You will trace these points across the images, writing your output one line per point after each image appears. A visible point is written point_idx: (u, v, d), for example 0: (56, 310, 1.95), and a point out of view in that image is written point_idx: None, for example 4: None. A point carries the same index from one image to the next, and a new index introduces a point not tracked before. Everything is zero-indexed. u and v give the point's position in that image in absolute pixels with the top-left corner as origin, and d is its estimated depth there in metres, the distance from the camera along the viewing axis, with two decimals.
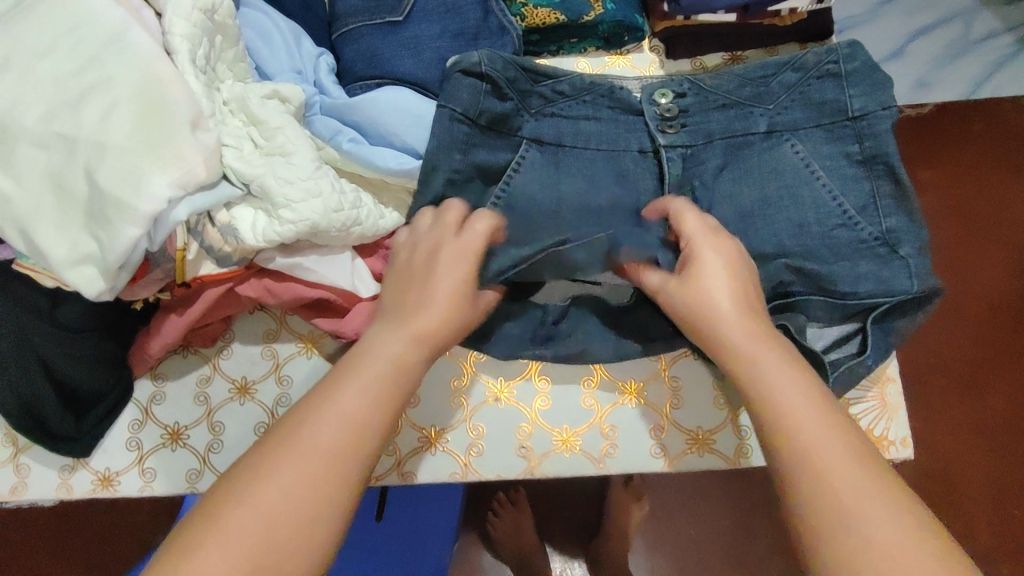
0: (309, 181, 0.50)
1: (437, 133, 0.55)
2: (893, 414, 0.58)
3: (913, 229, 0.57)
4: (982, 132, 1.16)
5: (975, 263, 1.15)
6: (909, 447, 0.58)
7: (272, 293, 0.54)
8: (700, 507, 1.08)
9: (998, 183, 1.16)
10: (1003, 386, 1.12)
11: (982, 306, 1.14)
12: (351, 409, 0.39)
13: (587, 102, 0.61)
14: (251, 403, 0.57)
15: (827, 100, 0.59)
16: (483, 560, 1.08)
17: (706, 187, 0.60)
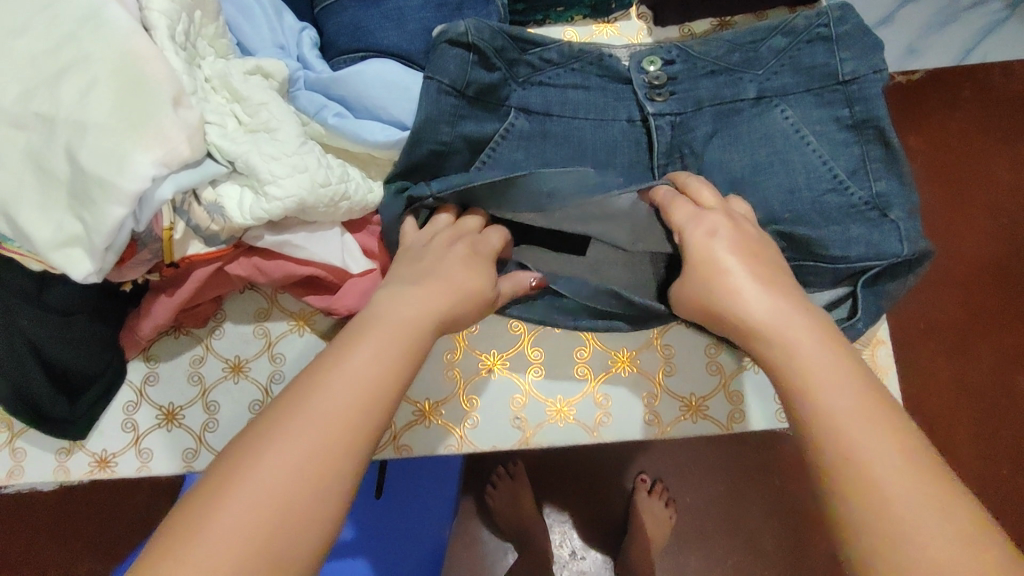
0: (295, 157, 0.50)
1: (425, 104, 0.53)
2: (885, 375, 0.59)
3: (903, 192, 0.57)
4: (970, 97, 1.15)
5: (963, 228, 1.15)
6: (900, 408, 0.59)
7: (262, 271, 0.54)
8: (694, 474, 1.10)
9: (985, 149, 1.16)
10: (991, 348, 1.13)
11: (971, 269, 1.14)
12: (370, 376, 0.37)
13: (576, 70, 0.60)
14: (245, 381, 0.57)
15: (816, 64, 0.58)
16: (482, 532, 1.10)
17: (695, 154, 0.60)
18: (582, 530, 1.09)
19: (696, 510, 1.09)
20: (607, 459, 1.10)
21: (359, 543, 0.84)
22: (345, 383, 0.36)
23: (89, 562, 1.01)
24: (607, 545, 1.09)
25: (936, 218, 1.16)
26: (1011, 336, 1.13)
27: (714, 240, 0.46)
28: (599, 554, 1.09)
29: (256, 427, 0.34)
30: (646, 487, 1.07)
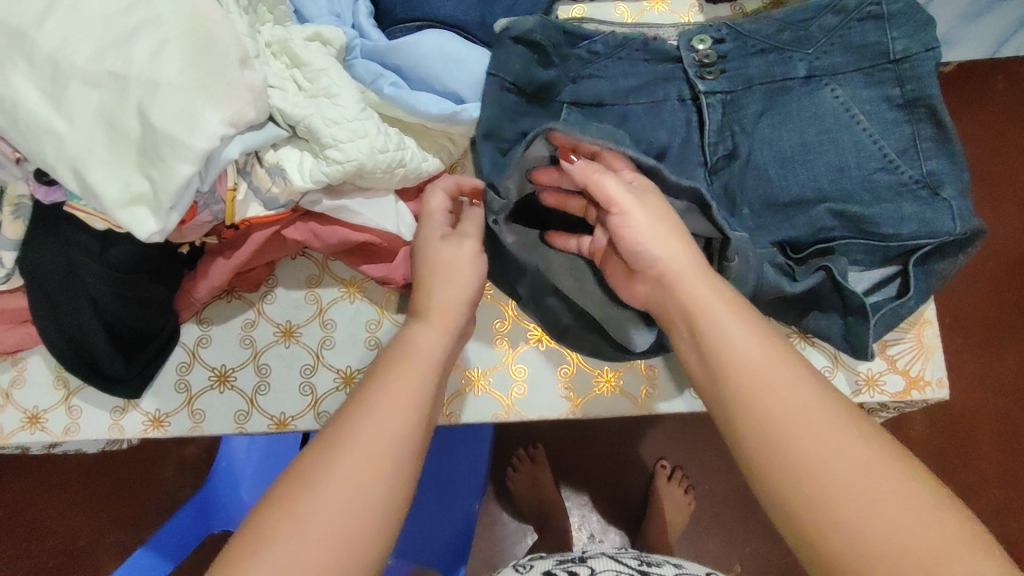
0: (356, 122, 0.50)
1: (490, 101, 0.56)
2: (930, 355, 0.59)
3: (955, 171, 0.57)
4: (1005, 90, 1.16)
5: (993, 221, 1.15)
6: (944, 387, 0.59)
7: (318, 237, 0.54)
8: (714, 463, 1.11)
9: (1013, 141, 1.16)
10: (1016, 341, 1.13)
11: (1001, 264, 1.14)
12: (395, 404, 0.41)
13: (622, 58, 0.60)
14: (297, 345, 0.58)
15: (867, 43, 0.58)
16: (501, 515, 1.11)
17: (745, 132, 0.60)
18: (601, 513, 1.10)
19: (716, 499, 1.09)
20: (628, 444, 1.11)
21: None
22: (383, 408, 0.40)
23: (117, 531, 1.03)
24: (625, 528, 1.10)
25: None
26: None
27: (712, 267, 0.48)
28: (617, 535, 1.09)
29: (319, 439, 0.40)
30: (665, 473, 1.07)
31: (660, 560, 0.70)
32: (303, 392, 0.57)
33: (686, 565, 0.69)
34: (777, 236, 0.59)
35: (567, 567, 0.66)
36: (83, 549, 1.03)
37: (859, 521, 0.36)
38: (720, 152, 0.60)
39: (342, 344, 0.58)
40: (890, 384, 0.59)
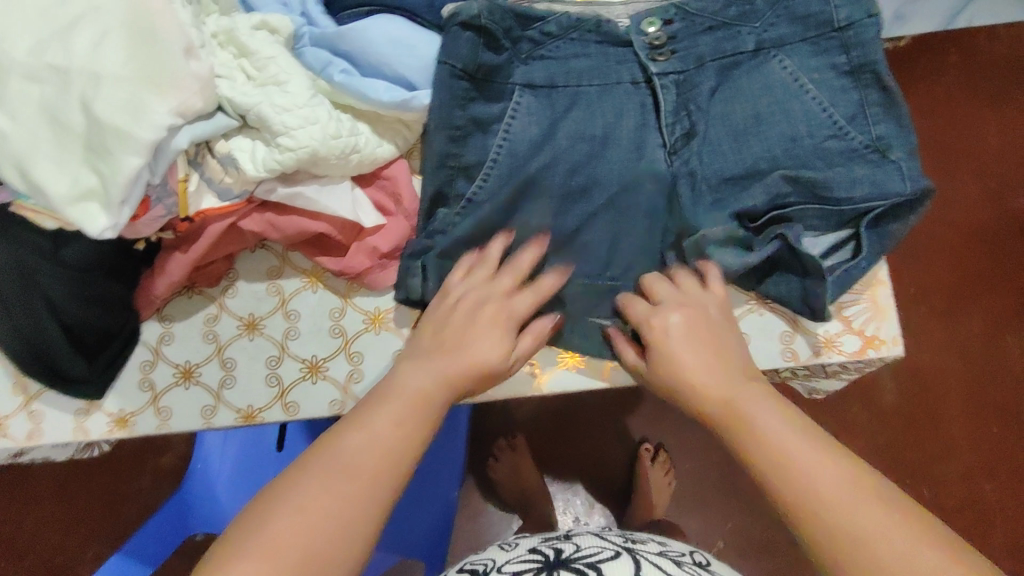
0: (306, 108, 0.50)
1: (438, 91, 0.53)
2: (884, 315, 0.60)
3: (903, 134, 0.58)
4: (957, 62, 1.21)
5: (950, 193, 1.20)
6: (900, 345, 0.60)
7: (276, 227, 0.53)
8: (699, 441, 1.11)
9: (968, 109, 1.21)
10: (978, 309, 1.17)
11: (956, 233, 1.19)
12: (384, 435, 0.42)
13: (575, 40, 0.59)
14: (260, 338, 0.57)
15: (811, 13, 0.59)
16: (484, 505, 1.11)
17: (701, 110, 0.59)
18: (585, 496, 1.11)
19: (697, 479, 1.10)
20: (608, 427, 1.12)
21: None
22: (368, 446, 0.41)
23: (95, 544, 1.02)
24: (609, 510, 1.11)
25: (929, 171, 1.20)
26: (994, 296, 1.18)
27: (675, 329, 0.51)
28: (601, 517, 1.10)
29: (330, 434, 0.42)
30: (650, 455, 1.07)
31: (635, 537, 0.69)
32: (270, 383, 0.56)
33: (660, 540, 0.70)
34: (736, 210, 0.58)
35: (548, 545, 0.64)
36: (61, 566, 1.01)
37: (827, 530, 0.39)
38: (678, 132, 0.59)
39: (306, 334, 0.57)
40: (847, 344, 0.60)
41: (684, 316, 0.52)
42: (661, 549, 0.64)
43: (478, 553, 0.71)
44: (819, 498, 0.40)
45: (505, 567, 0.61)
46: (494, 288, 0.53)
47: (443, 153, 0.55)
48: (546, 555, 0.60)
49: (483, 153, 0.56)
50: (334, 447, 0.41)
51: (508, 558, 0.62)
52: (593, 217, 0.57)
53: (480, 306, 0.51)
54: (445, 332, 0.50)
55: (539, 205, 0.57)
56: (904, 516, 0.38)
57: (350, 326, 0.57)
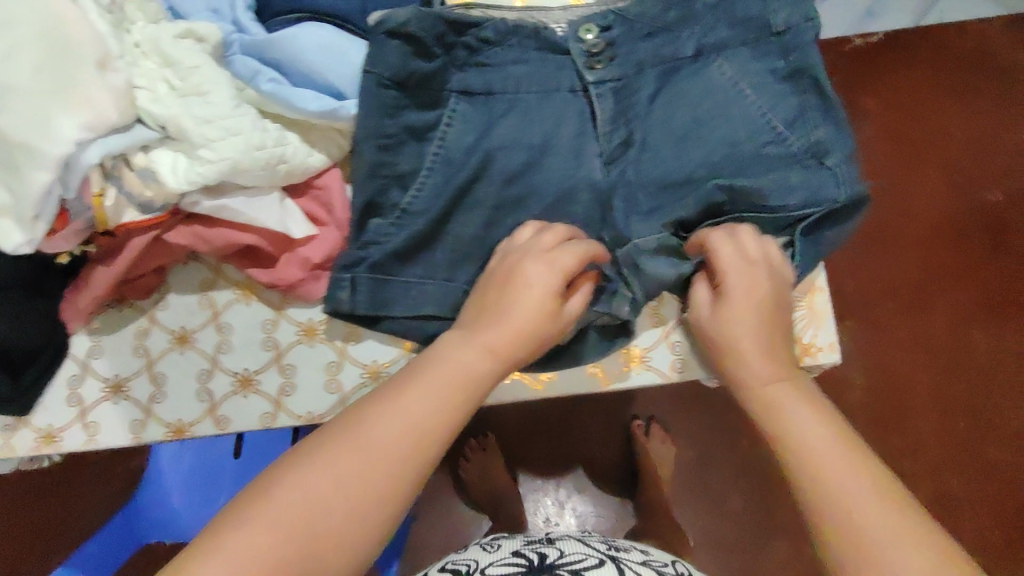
0: (228, 119, 0.49)
1: (365, 102, 0.52)
2: (821, 321, 0.60)
3: (841, 138, 0.58)
4: (925, 58, 1.24)
5: (917, 187, 1.22)
6: (836, 353, 0.60)
7: (203, 240, 0.52)
8: (671, 419, 1.20)
9: (929, 105, 1.24)
10: (943, 303, 1.19)
11: (923, 228, 1.21)
12: (419, 417, 0.42)
13: (514, 45, 0.57)
14: (192, 351, 0.56)
15: (751, 17, 0.58)
16: (455, 505, 1.11)
17: (640, 117, 0.58)
18: None
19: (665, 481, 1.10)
20: (579, 421, 1.17)
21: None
22: (402, 431, 0.41)
23: None
24: None
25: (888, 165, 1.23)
26: (959, 291, 1.19)
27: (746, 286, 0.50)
28: None
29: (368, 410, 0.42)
30: (642, 430, 1.15)
31: (615, 543, 0.70)
32: (200, 398, 0.55)
33: (641, 548, 0.70)
34: (672, 219, 0.57)
35: (531, 550, 0.65)
36: None
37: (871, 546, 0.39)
38: (615, 140, 0.57)
39: (239, 347, 0.56)
40: None
41: (767, 280, 0.51)
42: (642, 558, 0.65)
43: (458, 552, 0.72)
44: (837, 503, 0.41)
45: (488, 569, 0.61)
46: (538, 246, 0.50)
47: (373, 162, 0.53)
48: (529, 559, 0.61)
49: (418, 162, 0.55)
50: (368, 429, 0.41)
51: (491, 560, 0.63)
52: (528, 225, 0.57)
53: (521, 264, 0.49)
54: (494, 299, 0.49)
55: (474, 215, 0.56)
56: (915, 537, 0.39)
57: (282, 338, 0.56)
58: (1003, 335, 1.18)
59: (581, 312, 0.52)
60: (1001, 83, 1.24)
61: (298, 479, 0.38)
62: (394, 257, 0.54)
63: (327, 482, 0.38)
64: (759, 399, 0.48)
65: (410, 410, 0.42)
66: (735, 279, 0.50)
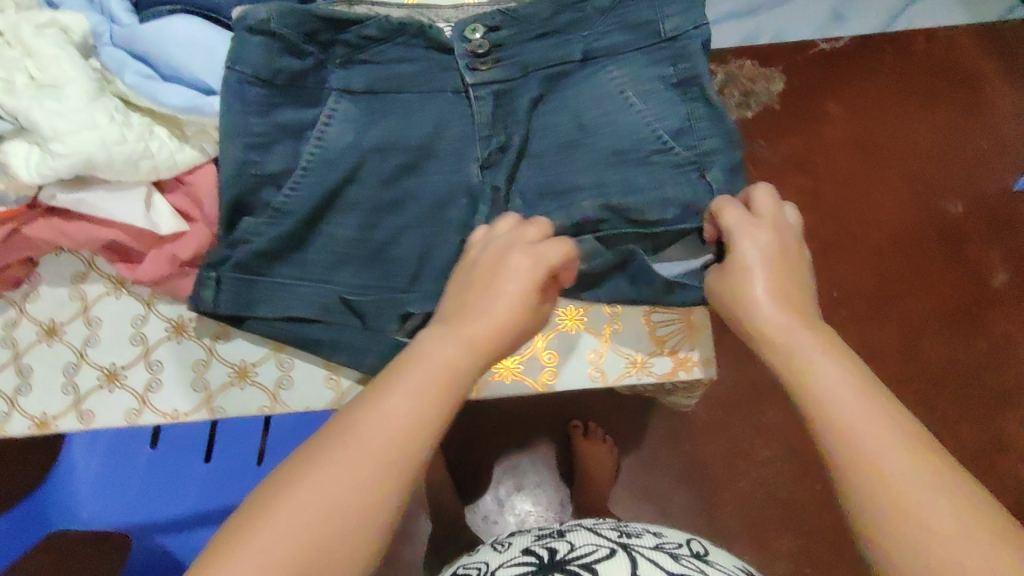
0: (82, 114, 0.48)
1: (228, 100, 0.50)
2: (700, 334, 0.58)
3: (729, 150, 0.56)
4: (890, 63, 1.19)
5: (876, 194, 1.17)
6: (714, 367, 0.58)
7: (65, 233, 0.52)
8: (626, 428, 1.15)
9: (897, 113, 1.19)
10: (897, 312, 1.15)
11: (879, 236, 1.17)
12: (405, 415, 0.38)
13: (400, 44, 0.55)
14: (60, 344, 0.56)
15: (642, 21, 0.56)
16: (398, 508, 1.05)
17: (521, 120, 0.57)
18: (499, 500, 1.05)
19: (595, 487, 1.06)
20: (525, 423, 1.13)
21: (217, 509, 0.85)
22: (383, 430, 0.37)
23: None
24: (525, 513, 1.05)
25: (851, 173, 1.18)
26: (915, 298, 1.15)
27: (759, 243, 0.48)
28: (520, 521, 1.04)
29: (354, 408, 0.39)
30: (580, 431, 1.09)
31: (627, 528, 0.59)
32: (66, 391, 0.55)
33: (655, 533, 0.59)
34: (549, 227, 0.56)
35: (541, 546, 0.54)
36: None
37: (918, 518, 0.34)
38: (494, 145, 0.56)
39: (107, 341, 0.56)
40: (658, 366, 0.57)
41: (773, 229, 0.49)
42: (656, 542, 0.54)
43: (473, 553, 0.63)
44: (853, 440, 0.37)
45: (498, 572, 0.52)
46: (522, 239, 0.48)
47: (239, 159, 0.51)
48: (540, 557, 0.51)
49: (291, 161, 0.53)
50: (349, 432, 0.37)
51: (503, 563, 0.54)
52: (405, 229, 0.55)
53: (506, 256, 0.47)
54: (474, 289, 0.46)
55: (348, 216, 0.55)
56: (934, 475, 0.36)
57: (150, 334, 0.56)
58: (948, 345, 1.14)
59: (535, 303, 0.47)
60: (961, 89, 1.20)
61: (280, 499, 0.35)
62: (265, 258, 0.53)
63: (316, 491, 0.35)
64: (773, 342, 0.44)
65: (389, 407, 0.38)
66: (753, 231, 0.49)
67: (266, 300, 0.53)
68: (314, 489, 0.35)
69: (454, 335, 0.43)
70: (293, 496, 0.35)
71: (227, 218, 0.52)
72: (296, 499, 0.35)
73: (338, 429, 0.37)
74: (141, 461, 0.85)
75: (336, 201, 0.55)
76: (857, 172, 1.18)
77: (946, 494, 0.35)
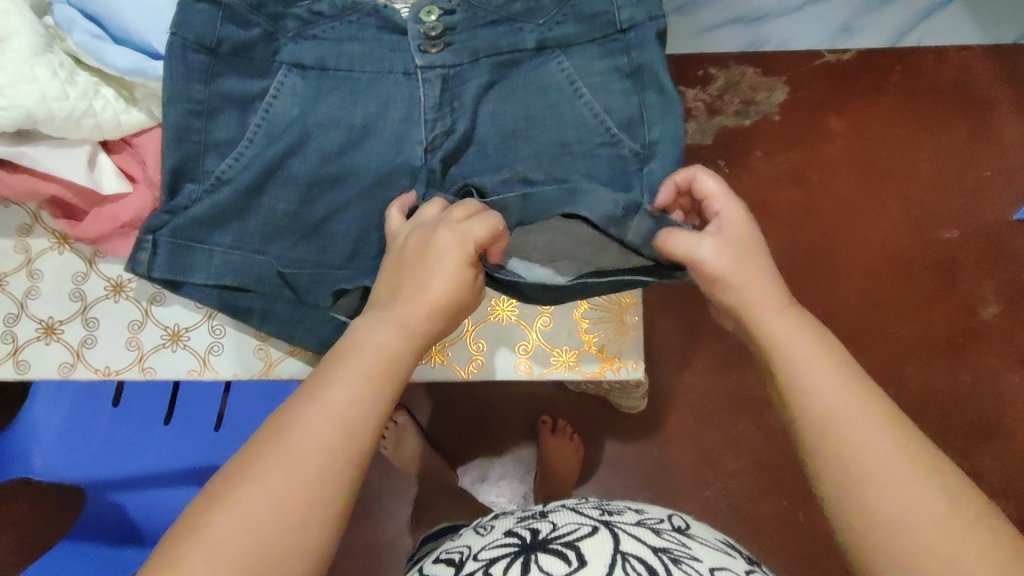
0: (23, 67, 0.48)
1: (169, 65, 0.50)
2: (628, 336, 0.61)
3: (678, 141, 0.55)
4: (899, 82, 1.09)
5: (870, 215, 1.09)
6: (640, 370, 0.61)
7: (4, 183, 0.52)
8: (612, 421, 1.06)
9: (897, 132, 1.09)
10: (884, 333, 1.07)
11: (869, 258, 1.09)
12: (344, 416, 0.38)
13: (352, 22, 0.55)
14: (1, 294, 0.57)
15: (596, 13, 0.55)
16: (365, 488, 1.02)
17: (466, 106, 0.57)
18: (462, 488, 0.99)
19: (550, 486, 0.98)
20: (485, 413, 1.05)
21: (172, 475, 0.79)
22: (322, 431, 0.38)
23: None
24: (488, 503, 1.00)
25: (849, 190, 1.09)
26: (906, 320, 1.07)
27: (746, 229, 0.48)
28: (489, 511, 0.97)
29: (290, 409, 0.39)
30: (548, 427, 1.01)
31: (607, 504, 0.55)
32: (4, 340, 0.56)
33: (635, 506, 0.55)
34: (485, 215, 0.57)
35: (524, 526, 0.50)
36: None
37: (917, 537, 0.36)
38: (438, 129, 0.56)
39: (48, 295, 0.57)
40: (585, 363, 0.61)
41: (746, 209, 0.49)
42: (636, 518, 0.51)
43: (456, 538, 0.58)
44: (861, 457, 0.38)
45: (480, 554, 0.48)
46: (447, 219, 0.47)
47: (178, 125, 0.51)
48: (523, 537, 0.48)
49: (236, 131, 0.53)
50: (287, 437, 0.37)
51: (485, 544, 0.50)
52: (342, 206, 0.56)
53: (433, 237, 0.46)
54: (403, 279, 0.46)
55: (285, 192, 0.54)
56: (924, 461, 0.37)
57: (89, 292, 0.57)
58: (931, 371, 1.06)
59: (470, 293, 0.47)
60: (976, 115, 1.09)
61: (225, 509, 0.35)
62: (202, 228, 0.53)
63: (263, 503, 0.35)
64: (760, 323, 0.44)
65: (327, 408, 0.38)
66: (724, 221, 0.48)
67: (200, 273, 0.53)
68: (265, 500, 0.35)
69: (387, 327, 0.43)
70: (239, 511, 0.35)
71: (171, 187, 0.52)
72: (242, 512, 0.35)
73: (279, 433, 0.38)
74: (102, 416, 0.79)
75: (278, 175, 0.54)
76: (855, 189, 1.09)
77: (938, 486, 0.37)
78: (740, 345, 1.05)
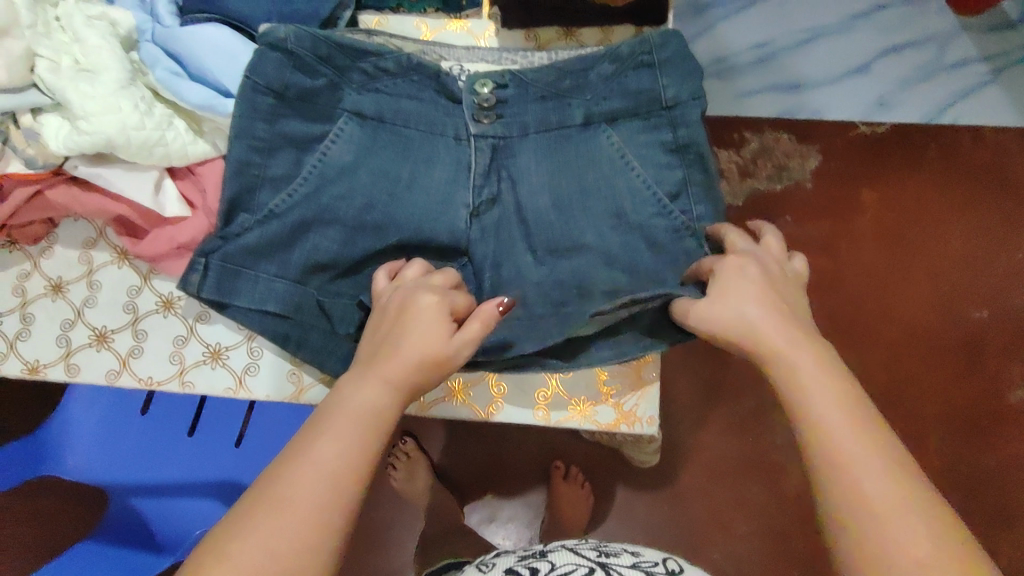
0: (111, 97, 0.53)
1: (239, 100, 0.55)
2: (645, 392, 0.63)
3: (717, 219, 0.59)
4: (934, 160, 1.10)
5: (899, 291, 1.09)
6: (654, 425, 0.63)
7: (80, 201, 0.57)
8: (626, 472, 1.06)
9: (929, 210, 1.11)
10: (911, 405, 1.07)
11: (897, 336, 1.09)
12: (338, 460, 0.40)
13: (414, 82, 0.59)
14: (62, 300, 0.61)
15: (641, 89, 0.58)
16: (375, 516, 1.03)
17: (519, 174, 0.60)
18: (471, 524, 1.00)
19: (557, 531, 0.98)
20: (499, 452, 1.07)
21: (193, 485, 0.82)
22: (318, 472, 0.39)
23: None
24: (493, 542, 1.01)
25: (877, 264, 1.10)
26: (929, 395, 1.07)
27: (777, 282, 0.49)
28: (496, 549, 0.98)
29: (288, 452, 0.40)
30: (560, 473, 1.02)
31: (607, 547, 0.56)
32: (59, 343, 0.60)
33: (634, 550, 0.56)
34: (517, 271, 0.60)
35: (525, 565, 0.52)
36: None
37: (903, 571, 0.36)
38: (484, 196, 0.60)
39: (103, 304, 0.61)
40: (601, 414, 0.63)
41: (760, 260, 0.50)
42: (633, 561, 0.52)
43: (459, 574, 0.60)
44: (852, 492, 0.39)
45: None
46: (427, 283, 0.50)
47: (240, 159, 0.56)
48: None
49: (294, 168, 0.58)
50: (283, 480, 0.39)
51: None
52: (383, 250, 0.59)
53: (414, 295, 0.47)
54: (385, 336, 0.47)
55: (332, 232, 0.58)
56: (912, 499, 0.38)
57: (141, 305, 0.61)
58: (955, 451, 1.06)
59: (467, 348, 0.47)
60: (1010, 197, 1.10)
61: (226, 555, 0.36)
62: (251, 258, 0.56)
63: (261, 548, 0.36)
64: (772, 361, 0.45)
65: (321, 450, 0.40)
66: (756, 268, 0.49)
67: (246, 300, 0.56)
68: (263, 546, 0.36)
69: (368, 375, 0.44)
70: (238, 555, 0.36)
71: (229, 216, 0.56)
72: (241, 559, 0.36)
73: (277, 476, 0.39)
74: (133, 423, 0.83)
75: (328, 216, 0.58)
76: (883, 261, 1.10)
77: (920, 523, 0.37)
78: (758, 408, 1.05)
